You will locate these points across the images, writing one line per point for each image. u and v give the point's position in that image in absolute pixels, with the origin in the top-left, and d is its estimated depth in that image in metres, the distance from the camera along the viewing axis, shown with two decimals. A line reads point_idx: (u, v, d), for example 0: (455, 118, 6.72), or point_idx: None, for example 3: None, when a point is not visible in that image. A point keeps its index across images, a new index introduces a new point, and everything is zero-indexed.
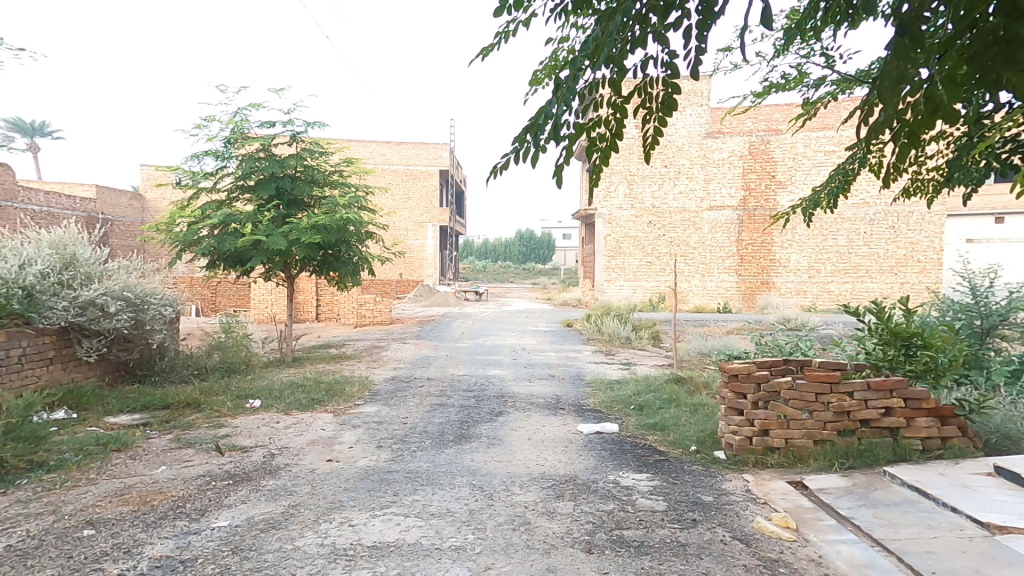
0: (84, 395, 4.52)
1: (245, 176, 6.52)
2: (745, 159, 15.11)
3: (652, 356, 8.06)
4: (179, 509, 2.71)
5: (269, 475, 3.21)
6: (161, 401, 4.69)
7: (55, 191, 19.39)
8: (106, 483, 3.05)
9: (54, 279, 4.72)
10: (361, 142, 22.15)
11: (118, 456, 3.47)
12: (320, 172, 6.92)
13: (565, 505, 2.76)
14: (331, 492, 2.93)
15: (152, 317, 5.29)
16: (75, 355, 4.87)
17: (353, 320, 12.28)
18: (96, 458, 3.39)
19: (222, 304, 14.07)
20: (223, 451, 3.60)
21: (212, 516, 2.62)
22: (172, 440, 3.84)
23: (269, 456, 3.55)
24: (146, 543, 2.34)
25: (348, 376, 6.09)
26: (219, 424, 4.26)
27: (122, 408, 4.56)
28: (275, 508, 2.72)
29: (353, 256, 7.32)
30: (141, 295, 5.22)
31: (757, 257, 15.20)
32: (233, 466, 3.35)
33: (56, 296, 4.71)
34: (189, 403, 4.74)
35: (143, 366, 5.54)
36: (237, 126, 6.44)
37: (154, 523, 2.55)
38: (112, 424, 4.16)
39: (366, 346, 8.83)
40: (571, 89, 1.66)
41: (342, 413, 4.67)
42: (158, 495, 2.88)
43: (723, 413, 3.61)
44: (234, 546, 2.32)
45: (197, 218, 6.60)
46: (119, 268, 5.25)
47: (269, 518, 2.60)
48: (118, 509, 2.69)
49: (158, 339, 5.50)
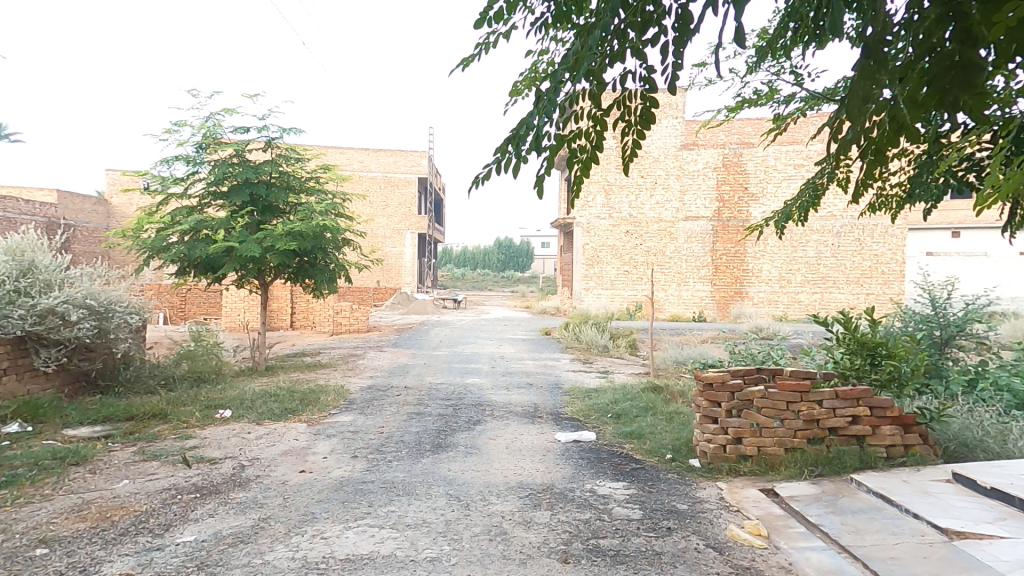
0: (40, 407, 4.35)
1: (218, 182, 6.40)
2: (719, 171, 15.43)
3: (629, 364, 8.13)
4: (142, 525, 2.62)
5: (239, 487, 3.13)
6: (125, 412, 4.54)
7: (15, 196, 18.77)
8: (63, 499, 2.93)
9: (10, 286, 4.53)
10: (338, 149, 21.97)
11: (77, 471, 3.34)
12: (296, 179, 6.82)
13: (541, 514, 2.76)
14: (302, 504, 2.87)
15: (117, 325, 5.15)
16: (32, 365, 4.70)
17: (329, 328, 12.13)
18: (53, 473, 3.26)
19: (192, 312, 13.76)
20: (191, 463, 3.51)
21: (177, 532, 2.54)
22: (136, 453, 3.71)
23: (240, 467, 3.46)
24: (105, 561, 2.26)
25: (323, 385, 6.00)
26: (187, 435, 4.15)
27: (82, 420, 4.40)
28: (245, 522, 2.65)
29: (329, 264, 7.22)
30: (105, 303, 5.09)
31: (731, 267, 15.48)
32: (201, 478, 3.26)
33: (11, 304, 4.51)
34: (155, 414, 4.59)
35: (106, 377, 5.37)
36: (210, 131, 6.33)
37: (115, 539, 2.46)
38: (71, 437, 4.01)
39: (342, 354, 8.73)
40: (553, 102, 1.66)
41: (316, 422, 4.59)
42: (120, 510, 2.78)
43: (698, 421, 3.65)
44: (199, 562, 2.25)
45: (167, 224, 6.43)
46: (82, 275, 5.09)
47: (237, 532, 2.53)
48: (76, 526, 2.59)
49: (123, 347, 5.34)
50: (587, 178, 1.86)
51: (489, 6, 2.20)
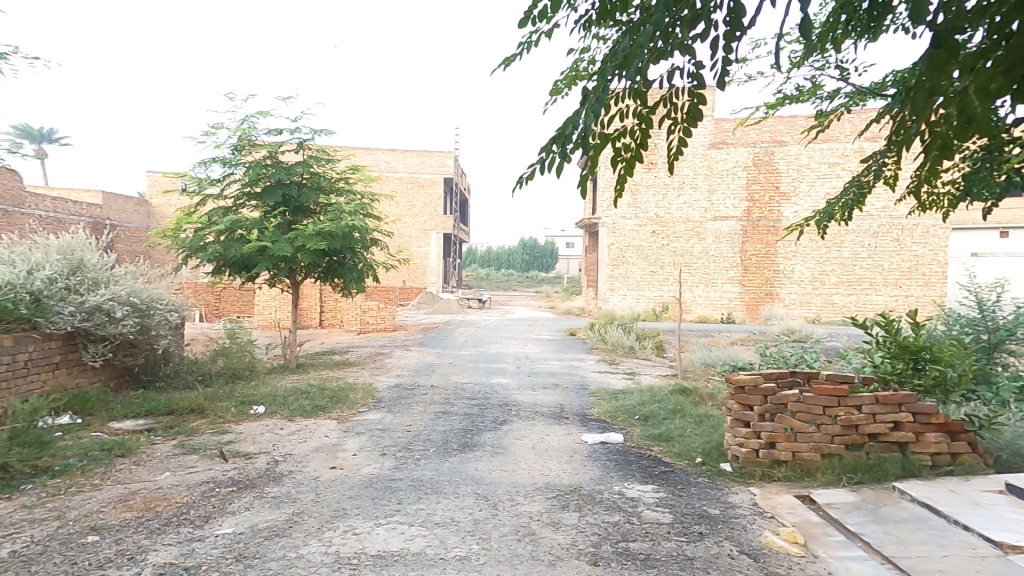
0: (89, 401, 4.51)
1: (252, 183, 6.56)
2: (750, 171, 15.15)
3: (656, 366, 8.04)
4: (183, 516, 2.70)
5: (272, 482, 3.20)
6: (166, 407, 4.69)
7: (62, 197, 19.57)
8: (111, 489, 3.04)
9: (61, 284, 4.72)
10: (366, 150, 22.27)
11: (122, 462, 3.47)
12: (326, 180, 6.96)
13: (569, 516, 2.75)
14: (333, 500, 2.92)
15: (158, 322, 5.32)
16: (80, 360, 4.89)
17: (356, 326, 12.32)
18: (101, 464, 3.39)
19: (226, 310, 14.13)
20: (227, 458, 3.60)
21: (216, 523, 2.61)
22: (176, 446, 3.83)
23: (273, 462, 3.54)
24: (150, 550, 2.33)
25: (351, 382, 6.11)
26: (223, 430, 4.26)
27: (126, 414, 4.57)
28: (279, 516, 2.71)
29: (358, 264, 7.33)
30: (147, 301, 5.26)
31: (761, 268, 15.18)
32: (237, 472, 3.34)
33: (63, 301, 4.70)
34: (193, 409, 4.73)
35: (148, 372, 5.55)
36: (245, 132, 6.49)
37: (159, 529, 2.54)
38: (117, 430, 4.17)
39: (369, 353, 8.87)
40: (600, 101, 1.67)
41: (345, 420, 4.66)
42: (162, 501, 2.87)
43: (729, 425, 3.58)
44: (238, 554, 2.31)
45: (203, 223, 6.61)
46: (126, 274, 5.27)
47: (271, 526, 2.59)
48: (123, 515, 2.69)
49: (163, 344, 5.51)
50: (631, 177, 1.85)
51: (533, 5, 2.21)
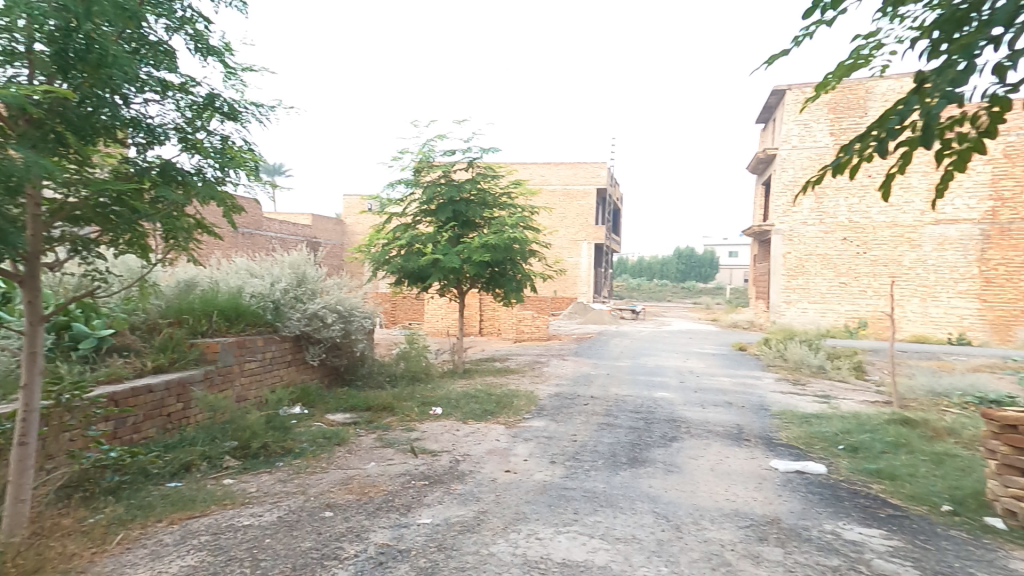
0: (310, 394, 5.34)
1: (428, 201, 7.22)
2: (997, 164, 12.80)
3: (858, 390, 7.08)
4: (391, 502, 3.04)
5: (457, 479, 3.45)
6: (365, 403, 5.33)
7: (281, 219, 23.53)
8: (333, 472, 3.54)
9: (292, 294, 5.69)
10: (523, 165, 23.26)
11: (339, 449, 4.02)
12: (491, 195, 7.42)
13: (772, 551, 2.52)
14: (514, 503, 3.05)
15: (358, 327, 6.13)
16: (305, 359, 5.78)
17: (512, 335, 12.83)
18: (324, 450, 3.98)
19: (400, 317, 15.67)
20: (417, 453, 3.97)
21: (416, 513, 2.89)
22: (376, 439, 4.33)
23: (455, 461, 3.82)
24: (370, 530, 2.67)
25: (515, 389, 6.35)
26: (410, 427, 4.72)
27: (336, 407, 5.29)
28: (468, 512, 2.91)
29: (517, 274, 7.65)
30: (350, 309, 6.09)
31: (1016, 280, 12.62)
32: (426, 467, 3.67)
33: (298, 307, 5.69)
34: (386, 407, 5.31)
35: (350, 371, 6.39)
36: (425, 155, 7.17)
37: (374, 512, 2.89)
38: (332, 421, 4.85)
39: (527, 361, 9.17)
40: (949, 83, 1.61)
41: (513, 425, 4.86)
42: (372, 487, 3.26)
43: (996, 472, 3.06)
44: (439, 544, 2.53)
45: (389, 239, 7.43)
46: (335, 285, 6.15)
47: (463, 521, 2.79)
48: (346, 496, 3.11)
49: (360, 347, 6.33)
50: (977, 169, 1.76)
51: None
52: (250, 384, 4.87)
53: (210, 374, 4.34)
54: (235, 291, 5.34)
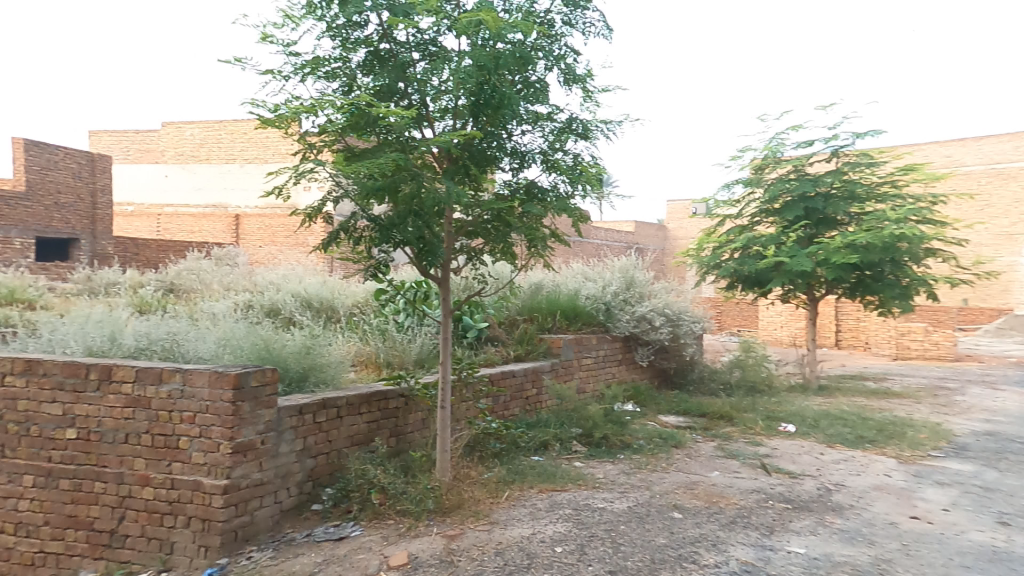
0: (642, 394, 5.60)
1: (773, 200, 6.73)
2: None
3: None
4: (747, 519, 2.99)
5: (834, 512, 3.13)
6: (699, 410, 5.28)
7: (612, 227, 25.40)
8: (675, 474, 3.68)
9: (622, 297, 6.05)
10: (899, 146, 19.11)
11: (677, 451, 4.16)
12: (862, 187, 6.48)
13: None
14: (935, 560, 2.57)
15: (685, 332, 6.18)
16: (635, 359, 6.09)
17: (891, 350, 11.30)
18: (661, 450, 4.16)
19: (728, 323, 15.00)
20: (770, 471, 3.76)
21: (784, 538, 2.75)
22: (716, 448, 4.28)
23: (823, 490, 3.47)
24: (728, 543, 2.68)
25: (902, 417, 5.33)
26: (756, 441, 4.48)
27: (669, 409, 5.40)
28: (859, 554, 2.60)
29: (898, 277, 6.50)
30: (677, 312, 6.17)
31: None
32: (786, 490, 3.44)
33: (631, 309, 6.00)
34: (722, 416, 5.14)
35: (679, 375, 6.50)
36: (774, 150, 6.74)
37: (729, 525, 2.89)
38: (666, 422, 5.00)
39: (926, 385, 7.56)
40: None
41: (908, 461, 4.11)
42: (722, 498, 3.26)
43: None
44: None
45: (722, 242, 7.12)
46: (660, 289, 6.30)
47: (853, 563, 2.51)
48: (694, 502, 3.21)
49: (688, 352, 6.38)
50: None
51: None
52: (588, 378, 5.41)
53: (556, 366, 5.00)
54: (570, 295, 5.92)
